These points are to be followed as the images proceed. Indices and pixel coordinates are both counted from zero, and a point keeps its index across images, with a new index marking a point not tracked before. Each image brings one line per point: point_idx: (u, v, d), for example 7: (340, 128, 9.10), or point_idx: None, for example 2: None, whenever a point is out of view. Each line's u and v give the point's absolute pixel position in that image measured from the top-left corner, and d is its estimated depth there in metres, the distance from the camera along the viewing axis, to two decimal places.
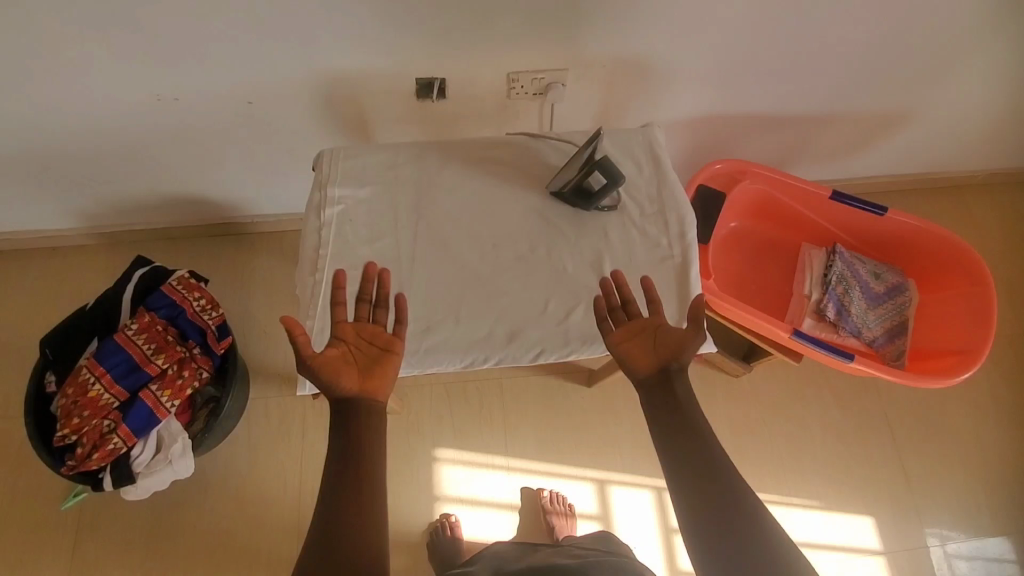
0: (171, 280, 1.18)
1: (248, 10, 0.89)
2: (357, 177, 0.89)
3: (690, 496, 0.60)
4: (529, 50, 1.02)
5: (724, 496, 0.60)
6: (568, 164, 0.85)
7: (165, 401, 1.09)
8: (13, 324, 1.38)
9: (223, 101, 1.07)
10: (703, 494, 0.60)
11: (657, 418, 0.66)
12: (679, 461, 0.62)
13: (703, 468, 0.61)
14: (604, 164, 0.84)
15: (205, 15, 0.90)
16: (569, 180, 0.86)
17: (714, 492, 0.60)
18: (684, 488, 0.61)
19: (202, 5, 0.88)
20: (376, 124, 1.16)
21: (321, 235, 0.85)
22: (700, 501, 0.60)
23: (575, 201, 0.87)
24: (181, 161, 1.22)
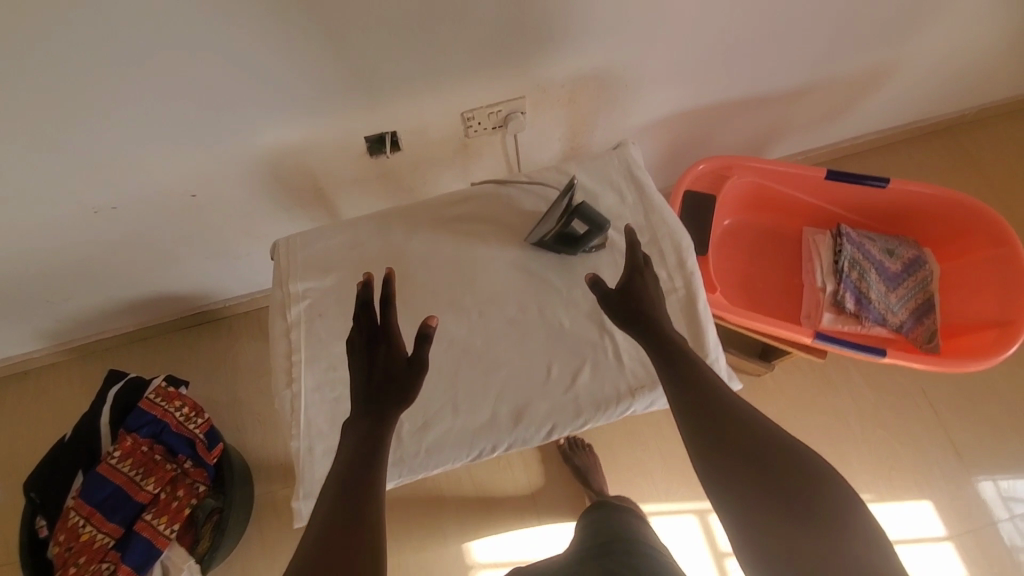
0: (147, 393, 1.11)
1: (170, 89, 0.81)
2: (318, 264, 0.80)
3: (734, 462, 0.49)
4: (478, 85, 0.94)
5: (770, 447, 0.49)
6: (548, 214, 0.77)
7: (163, 529, 1.02)
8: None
9: (163, 199, 0.99)
10: (751, 459, 0.49)
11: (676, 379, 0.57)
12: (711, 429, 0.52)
13: (751, 440, 0.50)
14: (584, 211, 0.77)
15: (125, 102, 0.81)
16: (549, 232, 0.78)
17: (762, 455, 0.49)
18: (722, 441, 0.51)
19: (121, 92, 0.80)
20: (333, 190, 1.07)
21: (291, 338, 0.76)
22: (751, 465, 0.49)
23: (563, 247, 0.79)
24: (135, 265, 1.14)
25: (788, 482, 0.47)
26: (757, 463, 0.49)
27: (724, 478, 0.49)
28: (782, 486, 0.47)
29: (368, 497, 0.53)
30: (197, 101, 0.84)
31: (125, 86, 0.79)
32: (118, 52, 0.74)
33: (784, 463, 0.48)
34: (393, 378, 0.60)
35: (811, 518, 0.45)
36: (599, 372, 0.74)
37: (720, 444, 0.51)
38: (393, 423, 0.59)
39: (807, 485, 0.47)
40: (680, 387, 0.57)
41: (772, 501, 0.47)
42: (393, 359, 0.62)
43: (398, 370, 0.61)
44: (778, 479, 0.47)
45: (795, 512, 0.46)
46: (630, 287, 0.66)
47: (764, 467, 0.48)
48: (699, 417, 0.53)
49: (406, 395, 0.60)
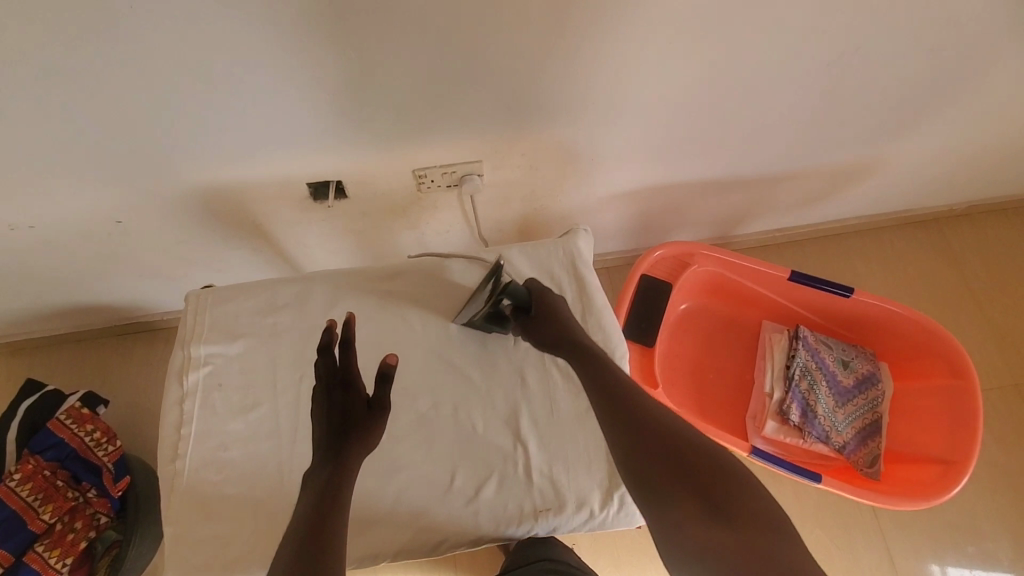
0: (59, 413, 1.06)
1: (93, 119, 0.76)
2: (227, 328, 0.76)
3: (660, 470, 0.58)
4: (432, 146, 0.90)
5: (689, 453, 0.58)
6: (473, 297, 0.73)
7: (55, 563, 0.97)
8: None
9: (87, 219, 0.94)
10: (674, 465, 0.58)
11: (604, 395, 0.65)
12: (638, 440, 0.60)
13: (672, 447, 0.59)
14: (513, 288, 0.74)
15: (45, 128, 0.76)
16: (478, 311, 0.74)
17: (682, 460, 0.58)
18: (646, 450, 0.59)
19: (38, 119, 0.75)
20: (275, 227, 1.02)
21: (183, 409, 0.72)
22: (675, 469, 0.57)
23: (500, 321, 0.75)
24: (61, 276, 1.08)
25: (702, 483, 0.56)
26: (677, 467, 0.57)
27: (653, 481, 0.58)
28: (700, 485, 0.56)
29: (330, 534, 0.57)
30: (121, 134, 0.79)
31: (43, 111, 0.74)
32: (33, 81, 0.69)
33: (700, 466, 0.57)
34: (356, 418, 0.66)
35: (724, 513, 0.54)
36: (505, 487, 0.69)
37: (649, 458, 0.59)
38: (354, 470, 0.64)
39: (719, 482, 0.56)
40: (608, 402, 0.64)
41: (694, 499, 0.55)
42: (353, 400, 0.67)
43: (359, 410, 0.66)
44: (694, 480, 0.56)
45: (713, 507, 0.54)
46: (548, 312, 0.73)
47: (684, 470, 0.57)
48: (628, 433, 0.61)
49: (370, 432, 0.66)
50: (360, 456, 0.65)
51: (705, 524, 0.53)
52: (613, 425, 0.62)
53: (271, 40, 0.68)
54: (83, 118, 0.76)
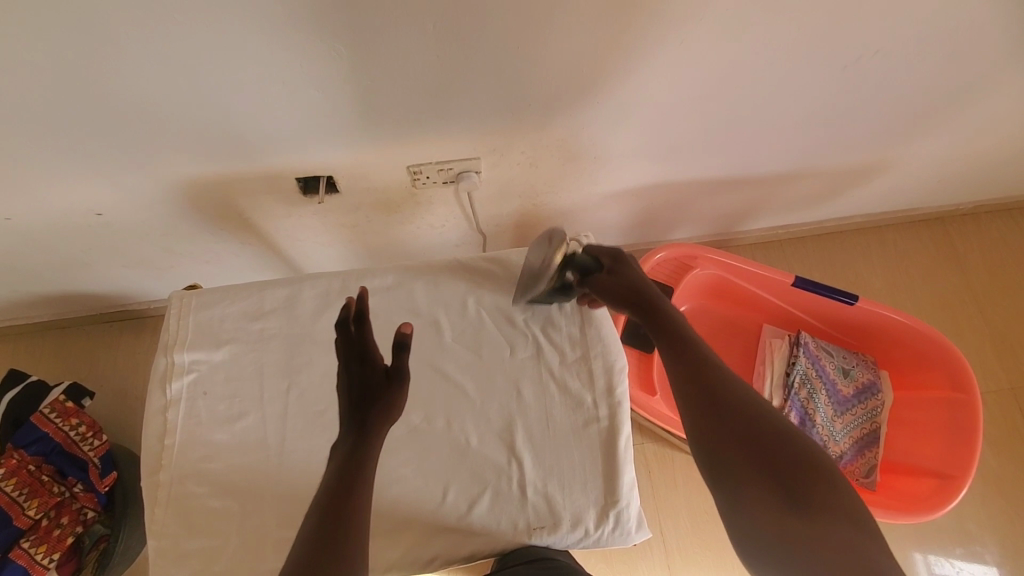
0: (41, 407, 1.03)
1: (64, 110, 0.72)
2: (212, 334, 0.73)
3: (740, 454, 0.56)
4: (427, 142, 0.85)
5: (775, 440, 0.56)
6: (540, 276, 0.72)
7: (42, 559, 0.95)
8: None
9: (65, 212, 0.90)
10: (756, 451, 0.56)
11: (685, 369, 0.63)
12: (719, 420, 0.58)
13: (758, 433, 0.57)
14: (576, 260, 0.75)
15: (13, 119, 0.72)
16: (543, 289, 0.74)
17: (766, 448, 0.56)
18: (727, 430, 0.58)
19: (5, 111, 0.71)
20: (263, 220, 0.98)
21: (166, 418, 0.69)
22: (758, 456, 0.55)
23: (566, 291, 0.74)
24: (41, 267, 1.05)
25: (782, 475, 0.54)
26: (761, 453, 0.55)
27: (730, 463, 0.56)
28: (783, 476, 0.54)
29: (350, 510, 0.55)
30: (97, 127, 0.75)
31: (9, 102, 0.69)
32: None
33: (779, 455, 0.55)
34: (374, 391, 0.63)
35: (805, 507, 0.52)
36: (498, 503, 0.68)
37: (730, 439, 0.57)
38: (378, 442, 0.61)
39: (802, 476, 0.53)
40: (689, 376, 0.62)
41: (774, 489, 0.54)
42: (373, 372, 0.64)
43: (379, 382, 0.63)
44: (775, 472, 0.54)
45: (794, 499, 0.53)
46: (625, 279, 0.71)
47: (768, 458, 0.55)
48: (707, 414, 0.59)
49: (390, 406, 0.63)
50: (383, 430, 0.62)
51: (781, 515, 0.52)
52: (690, 406, 0.61)
53: (253, 32, 0.63)
54: (54, 109, 0.71)
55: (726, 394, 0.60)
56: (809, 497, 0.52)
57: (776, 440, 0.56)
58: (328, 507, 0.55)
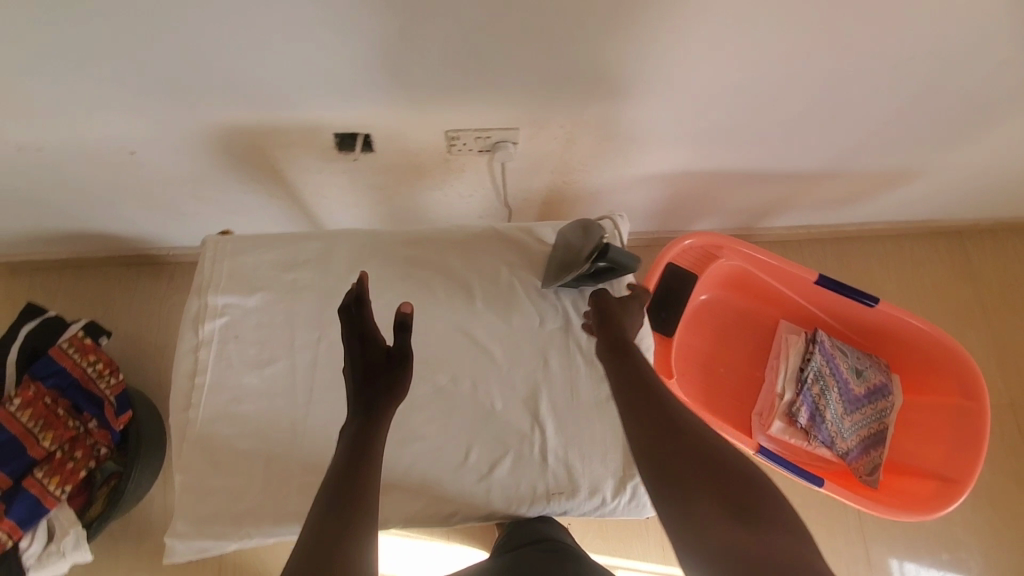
0: (61, 342, 1.04)
1: (107, 46, 0.71)
2: (245, 280, 0.73)
3: (688, 473, 0.54)
4: (468, 108, 0.85)
5: (721, 458, 0.55)
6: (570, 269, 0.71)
7: (54, 489, 0.97)
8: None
9: (101, 148, 0.90)
10: (705, 468, 0.54)
11: (638, 392, 0.62)
12: (669, 439, 0.57)
13: (706, 452, 0.55)
14: (613, 254, 0.69)
15: (57, 49, 0.71)
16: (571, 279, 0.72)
17: (714, 466, 0.54)
18: (674, 448, 0.56)
19: (53, 41, 0.70)
20: (294, 173, 0.98)
21: (197, 357, 0.70)
22: (704, 473, 0.54)
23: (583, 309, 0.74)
24: (68, 203, 1.05)
25: (730, 489, 0.52)
26: (708, 471, 0.54)
27: (677, 481, 0.54)
28: (731, 492, 0.52)
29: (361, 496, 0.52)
30: (141, 65, 0.74)
31: (53, 31, 0.68)
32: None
33: (728, 475, 0.53)
34: (375, 372, 0.61)
35: (753, 522, 0.50)
36: (519, 468, 0.69)
37: (681, 458, 0.55)
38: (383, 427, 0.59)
39: (747, 490, 0.52)
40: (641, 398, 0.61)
41: (721, 506, 0.51)
42: (376, 355, 0.62)
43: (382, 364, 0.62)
44: (723, 486, 0.52)
45: (741, 514, 0.50)
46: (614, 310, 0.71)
47: (713, 476, 0.53)
48: (658, 431, 0.58)
49: (395, 386, 0.61)
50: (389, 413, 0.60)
51: (730, 530, 0.49)
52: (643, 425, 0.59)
53: None
54: (97, 42, 0.70)
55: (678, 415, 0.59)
56: (759, 516, 0.50)
57: (723, 459, 0.55)
58: (332, 486, 0.53)
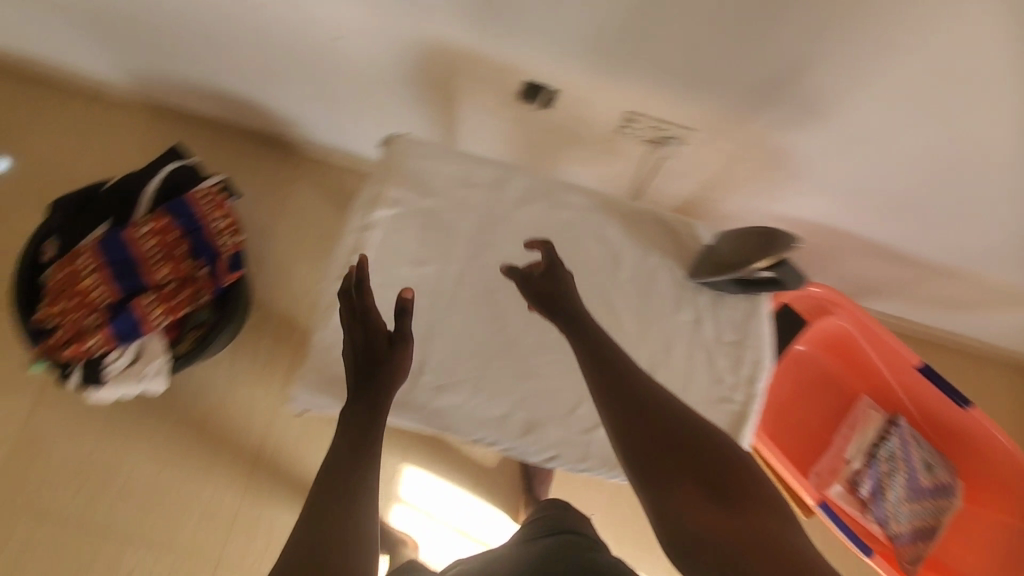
0: (200, 189, 1.10)
1: None
2: (423, 181, 0.77)
3: (662, 456, 0.54)
4: (662, 96, 0.86)
5: (691, 436, 0.56)
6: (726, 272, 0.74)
7: (155, 317, 1.02)
8: (6, 165, 1.28)
9: (309, 25, 0.94)
10: (680, 449, 0.55)
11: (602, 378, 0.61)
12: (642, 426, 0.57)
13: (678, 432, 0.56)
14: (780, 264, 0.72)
15: None
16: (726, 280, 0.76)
17: (688, 446, 0.55)
18: (646, 431, 0.56)
19: None
20: (465, 104, 1.02)
21: (364, 236, 0.75)
22: (676, 452, 0.54)
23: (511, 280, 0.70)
24: (246, 66, 1.09)
25: (707, 467, 0.53)
26: (683, 451, 0.54)
27: (651, 463, 0.54)
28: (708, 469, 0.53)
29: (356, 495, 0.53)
30: None
31: None
32: None
33: (703, 456, 0.54)
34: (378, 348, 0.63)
35: (726, 500, 0.51)
36: None
37: (654, 445, 0.55)
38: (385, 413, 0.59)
39: (725, 472, 0.53)
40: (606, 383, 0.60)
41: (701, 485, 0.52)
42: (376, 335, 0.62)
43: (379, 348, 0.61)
44: (700, 467, 0.53)
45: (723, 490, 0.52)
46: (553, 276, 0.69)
47: (689, 454, 0.54)
48: (627, 425, 0.57)
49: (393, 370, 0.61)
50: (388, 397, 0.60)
51: (714, 512, 0.50)
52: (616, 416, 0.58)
53: None
54: None
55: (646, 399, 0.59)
56: (737, 494, 0.52)
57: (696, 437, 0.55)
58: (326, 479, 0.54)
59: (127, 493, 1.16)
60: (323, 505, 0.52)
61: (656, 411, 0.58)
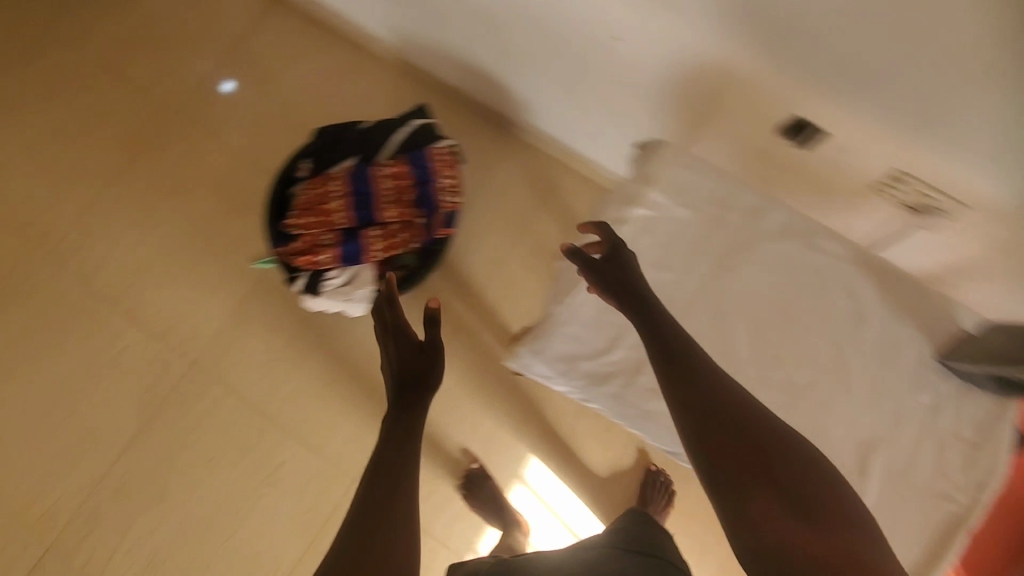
0: (437, 147, 1.20)
1: None
2: (681, 193, 0.82)
3: (742, 462, 0.60)
4: (947, 161, 0.85)
5: (773, 445, 0.61)
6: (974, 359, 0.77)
7: (376, 250, 1.14)
8: (231, 86, 1.47)
9: (596, 23, 1.00)
10: (757, 459, 0.60)
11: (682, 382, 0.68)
12: (720, 430, 0.63)
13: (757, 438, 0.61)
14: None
15: None
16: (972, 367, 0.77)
17: (765, 456, 0.60)
18: (728, 435, 0.62)
19: None
20: (714, 127, 1.03)
21: (613, 228, 0.82)
22: (753, 458, 0.60)
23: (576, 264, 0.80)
24: (512, 48, 1.19)
25: (781, 475, 0.58)
26: (764, 458, 0.60)
27: (732, 466, 0.60)
28: (783, 478, 0.58)
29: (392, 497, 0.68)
30: None
31: None
32: None
33: (778, 465, 0.59)
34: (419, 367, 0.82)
35: (815, 520, 0.55)
36: None
37: (731, 449, 0.61)
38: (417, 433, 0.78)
39: (798, 482, 0.58)
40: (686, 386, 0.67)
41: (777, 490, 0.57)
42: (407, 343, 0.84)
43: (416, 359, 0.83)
44: (775, 474, 0.58)
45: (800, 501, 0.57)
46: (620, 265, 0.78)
47: (768, 460, 0.59)
48: (704, 427, 0.64)
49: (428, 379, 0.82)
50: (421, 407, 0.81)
51: (790, 522, 0.55)
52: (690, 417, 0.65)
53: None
54: None
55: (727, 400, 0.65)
56: (814, 508, 0.56)
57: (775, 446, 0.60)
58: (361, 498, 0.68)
59: (298, 393, 1.31)
60: (365, 508, 0.66)
61: (738, 424, 0.62)
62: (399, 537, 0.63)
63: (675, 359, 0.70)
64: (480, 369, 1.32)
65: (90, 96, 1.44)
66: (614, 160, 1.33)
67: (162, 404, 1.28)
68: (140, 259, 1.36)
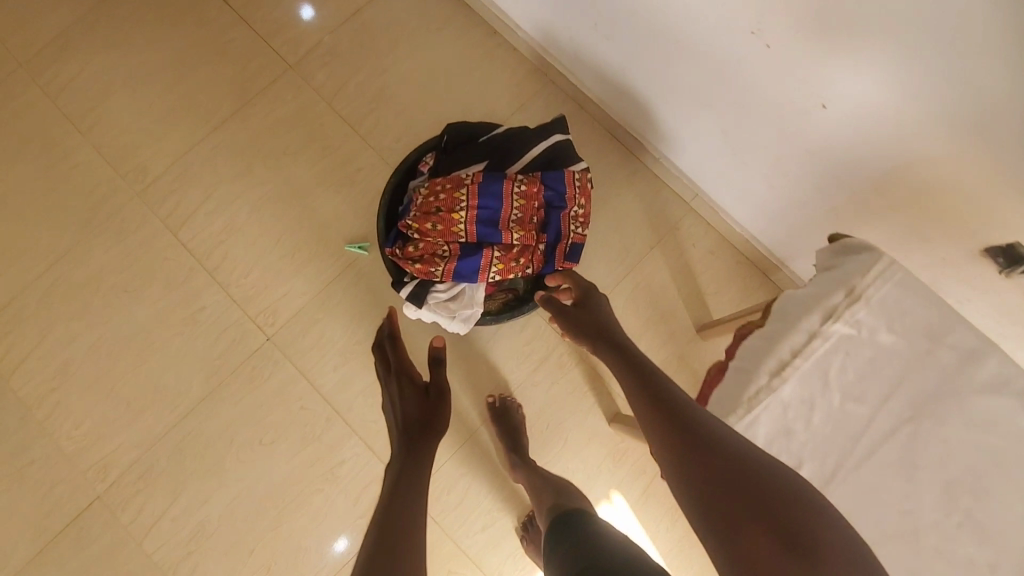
0: (575, 171, 1.09)
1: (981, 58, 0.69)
2: (892, 315, 0.72)
3: (724, 493, 0.59)
4: None
5: (754, 472, 0.60)
6: None
7: (493, 271, 1.06)
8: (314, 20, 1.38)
9: (793, 83, 0.91)
10: (738, 487, 0.59)
11: (665, 420, 0.69)
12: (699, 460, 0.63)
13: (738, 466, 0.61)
14: None
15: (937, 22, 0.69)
16: None
17: (747, 483, 0.59)
18: (710, 466, 0.62)
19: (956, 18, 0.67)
20: (892, 217, 0.95)
21: (809, 342, 0.72)
22: (736, 488, 0.59)
23: (551, 308, 1.01)
24: (677, 80, 1.11)
25: (763, 500, 0.58)
26: (747, 486, 0.59)
27: (716, 499, 0.60)
28: (768, 505, 0.57)
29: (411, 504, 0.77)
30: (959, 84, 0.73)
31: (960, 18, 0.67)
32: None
33: (757, 488, 0.59)
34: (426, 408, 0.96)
35: (806, 547, 0.54)
36: None
37: (712, 477, 0.61)
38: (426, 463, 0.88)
39: (782, 507, 0.57)
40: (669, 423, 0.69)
41: (762, 516, 0.57)
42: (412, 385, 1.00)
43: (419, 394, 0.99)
44: (754, 498, 0.58)
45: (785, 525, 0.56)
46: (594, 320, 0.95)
47: (751, 488, 0.59)
48: (686, 456, 0.64)
49: (437, 409, 0.97)
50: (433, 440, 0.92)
51: (772, 550, 0.54)
52: (672, 451, 0.66)
53: None
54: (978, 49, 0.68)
55: (703, 432, 0.66)
56: (798, 532, 0.55)
57: (757, 473, 0.60)
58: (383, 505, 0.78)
59: (371, 390, 1.25)
60: (385, 514, 0.75)
61: (723, 455, 0.62)
62: (413, 545, 0.70)
63: (663, 400, 0.72)
64: (561, 404, 1.25)
65: (207, 32, 1.36)
66: (757, 220, 1.25)
67: (228, 375, 1.24)
68: (231, 217, 1.30)
